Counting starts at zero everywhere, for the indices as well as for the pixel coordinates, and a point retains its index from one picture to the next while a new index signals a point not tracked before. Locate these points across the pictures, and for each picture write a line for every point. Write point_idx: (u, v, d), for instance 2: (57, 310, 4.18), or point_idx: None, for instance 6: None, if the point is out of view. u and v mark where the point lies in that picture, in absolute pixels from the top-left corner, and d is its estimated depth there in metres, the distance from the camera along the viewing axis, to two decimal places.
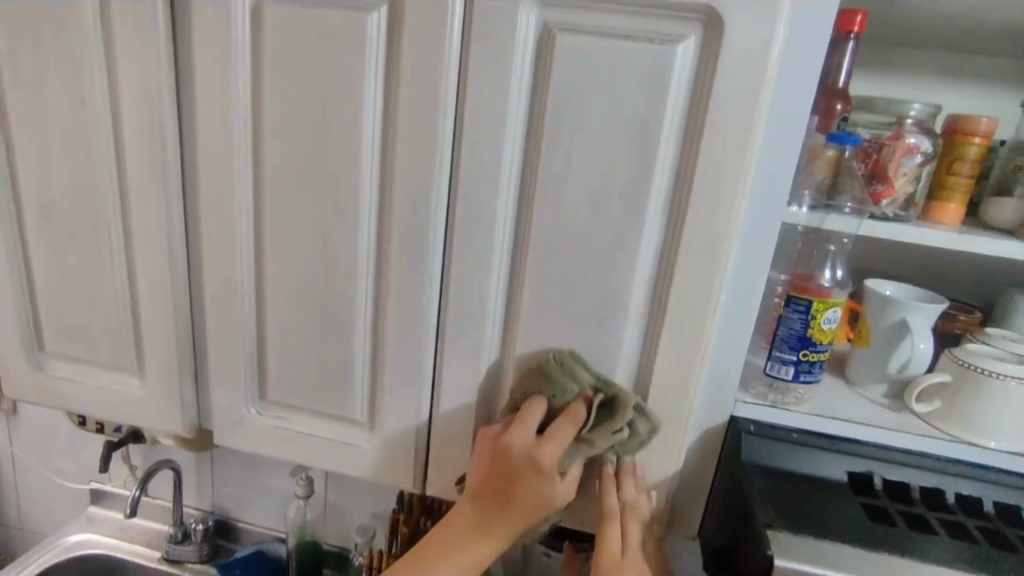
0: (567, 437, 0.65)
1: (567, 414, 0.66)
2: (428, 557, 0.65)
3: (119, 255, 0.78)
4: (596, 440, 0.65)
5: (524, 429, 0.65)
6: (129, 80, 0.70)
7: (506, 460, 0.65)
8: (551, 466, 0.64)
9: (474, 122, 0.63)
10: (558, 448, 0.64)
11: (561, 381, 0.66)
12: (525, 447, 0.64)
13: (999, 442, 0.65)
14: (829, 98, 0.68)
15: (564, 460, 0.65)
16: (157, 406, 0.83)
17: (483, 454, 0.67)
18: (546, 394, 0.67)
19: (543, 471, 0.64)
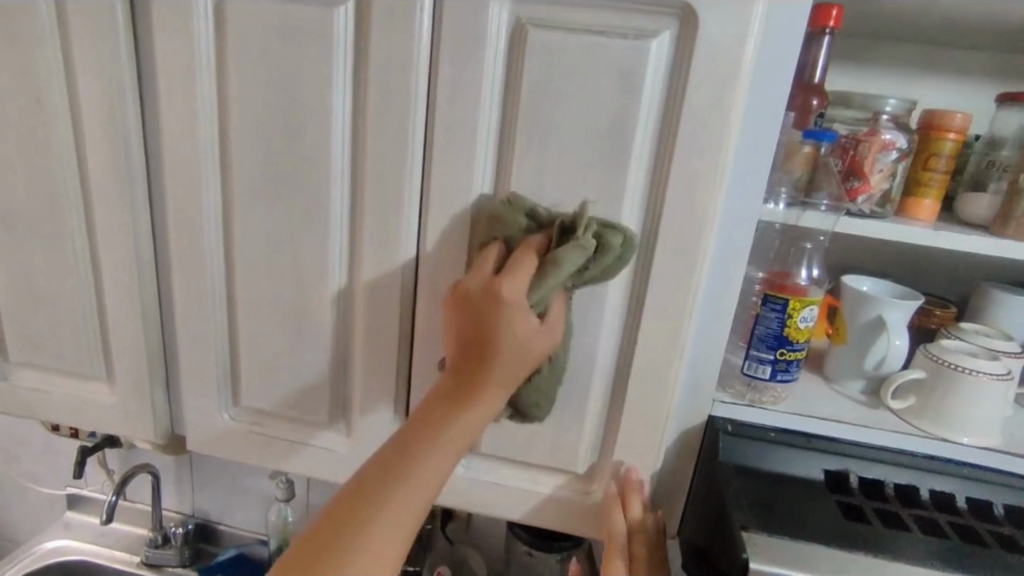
0: (532, 265, 0.57)
1: (523, 248, 0.59)
2: (401, 475, 0.55)
3: (84, 259, 0.76)
4: (564, 257, 0.56)
5: (489, 276, 0.58)
6: (89, 78, 0.68)
7: (462, 298, 0.58)
8: (512, 297, 0.56)
9: (446, 120, 0.62)
10: (519, 278, 0.56)
11: (512, 217, 0.60)
12: (482, 285, 0.57)
13: (971, 438, 0.66)
14: (805, 93, 0.68)
15: (536, 293, 0.57)
16: (127, 412, 0.81)
17: (450, 315, 0.60)
18: (509, 234, 0.61)
19: (503, 302, 0.56)
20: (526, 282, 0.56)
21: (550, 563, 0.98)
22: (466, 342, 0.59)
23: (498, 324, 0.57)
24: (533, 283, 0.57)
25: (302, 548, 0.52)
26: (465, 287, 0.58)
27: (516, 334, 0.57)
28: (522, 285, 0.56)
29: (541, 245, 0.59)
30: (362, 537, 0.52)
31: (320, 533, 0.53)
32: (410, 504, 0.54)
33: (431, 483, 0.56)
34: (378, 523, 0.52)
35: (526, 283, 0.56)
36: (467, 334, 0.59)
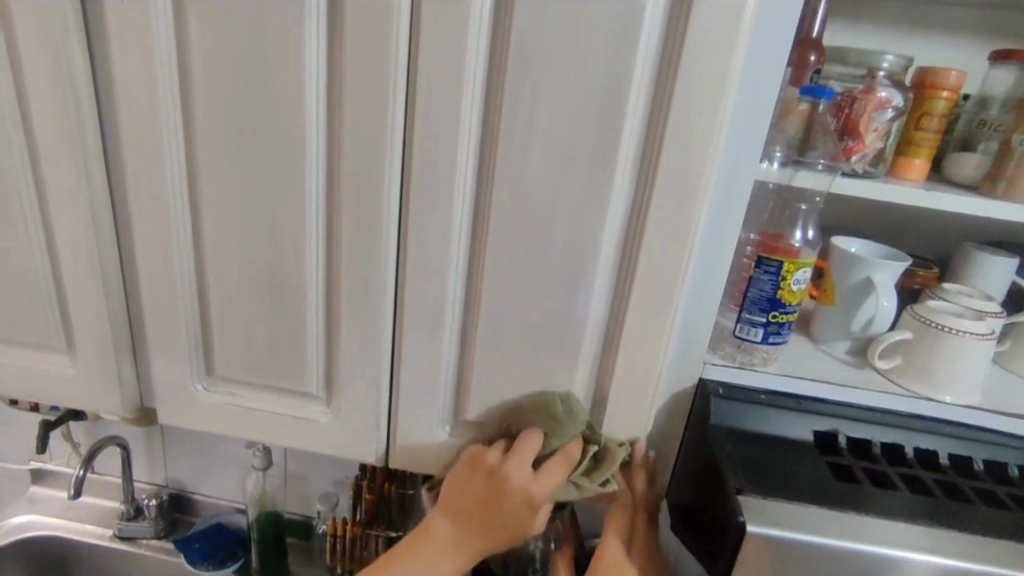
0: (561, 477, 0.67)
1: (562, 456, 0.67)
2: (410, 556, 0.68)
3: (35, 222, 0.70)
4: (588, 481, 0.67)
5: (523, 465, 0.65)
6: (26, 19, 0.61)
7: (496, 492, 0.66)
8: (542, 501, 0.67)
9: (429, 72, 0.57)
10: (555, 481, 0.67)
11: (567, 427, 0.66)
12: (522, 483, 0.66)
13: (955, 397, 0.67)
14: (803, 48, 0.65)
15: (555, 494, 0.68)
16: (92, 386, 0.77)
17: (476, 481, 0.67)
18: (544, 431, 0.67)
19: (535, 502, 0.67)
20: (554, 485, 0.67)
21: (534, 525, 0.98)
22: (487, 524, 0.67)
23: (502, 490, 0.66)
24: (558, 486, 0.67)
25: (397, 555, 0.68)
26: (485, 460, 0.67)
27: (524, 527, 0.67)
28: (523, 477, 0.66)
29: (576, 456, 0.67)
30: (411, 566, 0.67)
31: (383, 558, 0.69)
32: (442, 535, 0.68)
33: (450, 557, 0.68)
34: (408, 567, 0.67)
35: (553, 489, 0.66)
36: (467, 501, 0.67)
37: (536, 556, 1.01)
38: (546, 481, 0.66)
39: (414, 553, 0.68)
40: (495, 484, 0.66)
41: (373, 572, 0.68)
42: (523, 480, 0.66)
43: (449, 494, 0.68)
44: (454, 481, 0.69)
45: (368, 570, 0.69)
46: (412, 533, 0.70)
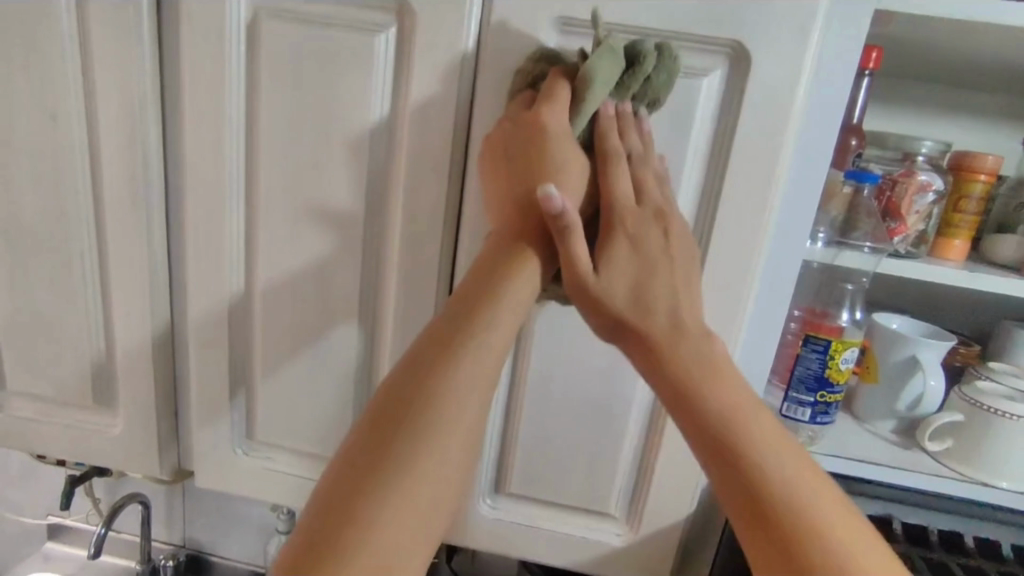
0: (565, 89, 0.52)
1: (551, 74, 0.53)
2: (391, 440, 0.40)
3: (93, 283, 0.72)
4: (589, 87, 0.50)
5: (516, 108, 0.54)
6: (109, 96, 0.65)
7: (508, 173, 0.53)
8: (556, 124, 0.50)
9: (487, 153, 0.60)
10: (560, 107, 0.51)
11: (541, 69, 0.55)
12: (517, 116, 0.53)
13: (1011, 484, 0.65)
14: (843, 134, 0.67)
15: (575, 123, 0.52)
16: (133, 447, 0.77)
17: (495, 152, 0.55)
18: (527, 83, 0.55)
19: (548, 133, 0.50)
20: (565, 107, 0.51)
21: None
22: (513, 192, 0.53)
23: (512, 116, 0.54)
24: (572, 114, 0.52)
25: (371, 429, 0.41)
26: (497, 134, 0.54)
27: (550, 164, 0.51)
28: (563, 115, 0.51)
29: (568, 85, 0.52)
30: (414, 441, 0.41)
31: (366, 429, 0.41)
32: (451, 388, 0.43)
33: (499, 343, 0.46)
34: (468, 349, 0.44)
35: (566, 115, 0.51)
36: (501, 182, 0.54)
37: None
38: (563, 102, 0.51)
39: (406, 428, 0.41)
40: (508, 126, 0.54)
41: (350, 490, 0.39)
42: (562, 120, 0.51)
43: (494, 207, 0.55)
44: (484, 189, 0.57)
45: (336, 483, 0.39)
46: (385, 403, 0.42)
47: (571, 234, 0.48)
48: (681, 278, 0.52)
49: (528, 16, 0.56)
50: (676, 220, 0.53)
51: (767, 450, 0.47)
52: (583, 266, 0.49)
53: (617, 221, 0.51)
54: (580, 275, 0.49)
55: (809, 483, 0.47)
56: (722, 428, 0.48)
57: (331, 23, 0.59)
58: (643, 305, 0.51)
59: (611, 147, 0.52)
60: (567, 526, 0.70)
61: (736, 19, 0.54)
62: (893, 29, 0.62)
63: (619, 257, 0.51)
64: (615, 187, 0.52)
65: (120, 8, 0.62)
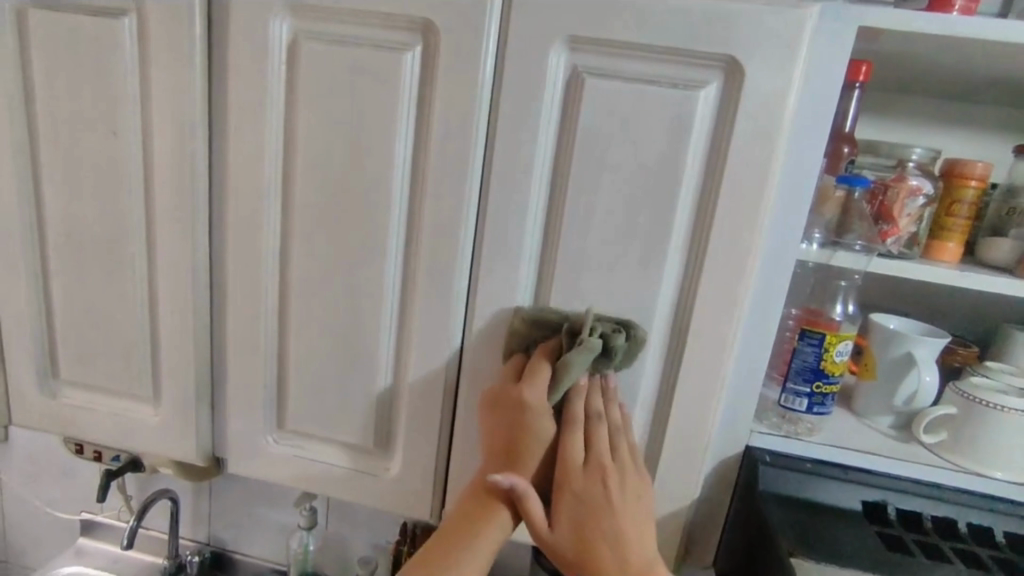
0: (547, 372, 0.64)
1: (540, 351, 0.66)
2: (443, 557, 0.59)
3: (141, 281, 0.78)
4: (568, 364, 0.62)
5: (507, 381, 0.67)
6: (163, 110, 0.72)
7: (499, 406, 0.65)
8: (535, 403, 0.63)
9: (502, 159, 0.66)
10: (540, 388, 0.63)
11: (529, 331, 0.67)
12: (506, 392, 0.65)
13: (1004, 473, 0.68)
14: (836, 141, 0.72)
15: (551, 398, 0.64)
16: (172, 435, 0.83)
17: (486, 410, 0.68)
18: (520, 351, 0.68)
19: (527, 408, 0.63)
20: (544, 387, 0.64)
21: None
22: (499, 447, 0.66)
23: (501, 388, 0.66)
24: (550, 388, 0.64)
25: (418, 564, 0.59)
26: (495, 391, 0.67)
27: (531, 431, 0.64)
28: (543, 390, 0.63)
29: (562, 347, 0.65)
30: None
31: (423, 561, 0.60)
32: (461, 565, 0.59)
33: (480, 559, 0.60)
34: (455, 571, 0.59)
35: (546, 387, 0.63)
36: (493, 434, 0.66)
37: None
38: (544, 379, 0.64)
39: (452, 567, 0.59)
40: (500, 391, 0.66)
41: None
42: (543, 432, 0.64)
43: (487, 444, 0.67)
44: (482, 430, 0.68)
45: (421, 560, 0.60)
46: (446, 527, 0.62)
47: (526, 500, 0.61)
48: (624, 525, 0.61)
49: (542, 34, 0.62)
50: (616, 481, 0.63)
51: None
52: (539, 521, 0.61)
53: (564, 484, 0.62)
54: (540, 532, 0.61)
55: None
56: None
57: (364, 44, 0.66)
58: (585, 549, 0.61)
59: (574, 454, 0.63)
60: None
61: (730, 35, 0.59)
62: (882, 45, 0.67)
63: (564, 516, 0.62)
64: (570, 461, 0.63)
65: (177, 32, 0.69)
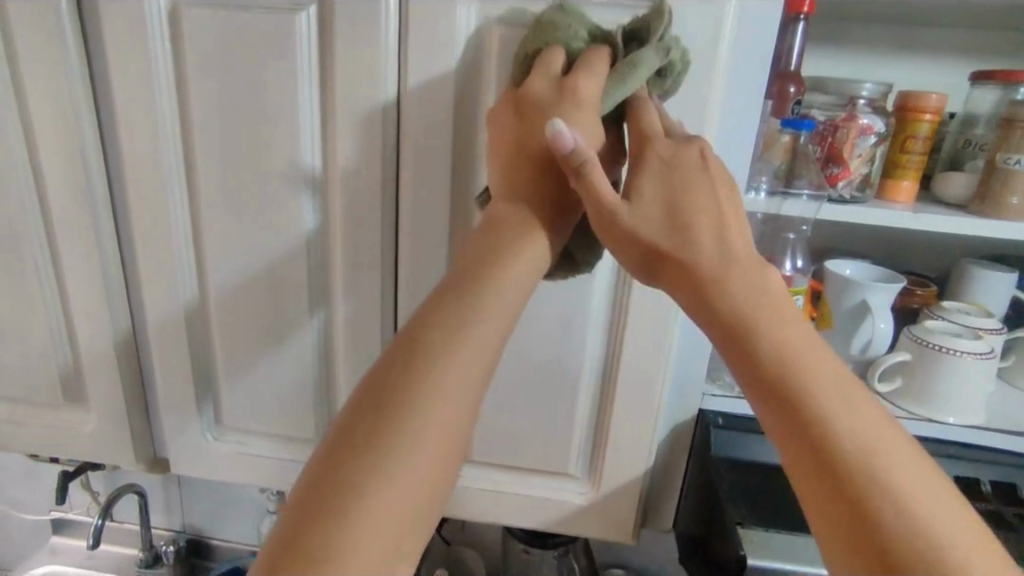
0: (608, 68, 0.48)
1: (591, 50, 0.50)
2: (405, 383, 0.38)
3: (48, 282, 0.72)
4: (641, 52, 0.48)
5: (548, 70, 0.49)
6: (39, 94, 0.64)
7: (529, 104, 0.49)
8: (592, 97, 0.46)
9: (419, 125, 0.60)
10: (599, 78, 0.47)
11: (570, 21, 0.51)
12: (552, 88, 0.48)
13: (956, 418, 0.67)
14: (782, 81, 0.66)
15: (607, 102, 0.47)
16: (106, 440, 0.79)
17: (506, 124, 0.51)
18: (557, 42, 0.51)
19: (580, 100, 0.46)
20: (602, 77, 0.47)
21: (548, 557, 0.93)
22: (528, 147, 0.49)
23: (534, 85, 0.48)
24: (606, 82, 0.47)
25: (347, 431, 0.36)
26: (530, 93, 0.49)
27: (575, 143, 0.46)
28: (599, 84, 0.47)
29: (614, 56, 0.50)
30: (450, 353, 0.39)
31: (408, 340, 0.40)
32: (487, 320, 0.41)
33: (511, 307, 0.43)
34: (500, 280, 0.43)
35: (603, 87, 0.47)
36: (520, 132, 0.49)
37: None
38: (602, 72, 0.48)
39: (436, 360, 0.38)
40: (532, 114, 0.49)
41: (380, 395, 0.37)
42: (596, 138, 0.46)
43: (503, 155, 0.50)
44: (495, 138, 0.51)
45: (366, 391, 0.38)
46: (421, 308, 0.42)
47: (590, 169, 0.44)
48: (725, 213, 0.45)
49: None
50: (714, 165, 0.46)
51: (804, 358, 0.41)
52: (606, 197, 0.44)
53: (646, 150, 0.46)
54: (605, 203, 0.44)
55: (842, 392, 0.41)
56: (786, 386, 0.41)
57: (250, 8, 0.59)
58: (679, 231, 0.44)
59: (650, 131, 0.47)
60: (530, 488, 0.72)
61: None
62: None
63: (650, 179, 0.46)
64: (644, 124, 0.48)
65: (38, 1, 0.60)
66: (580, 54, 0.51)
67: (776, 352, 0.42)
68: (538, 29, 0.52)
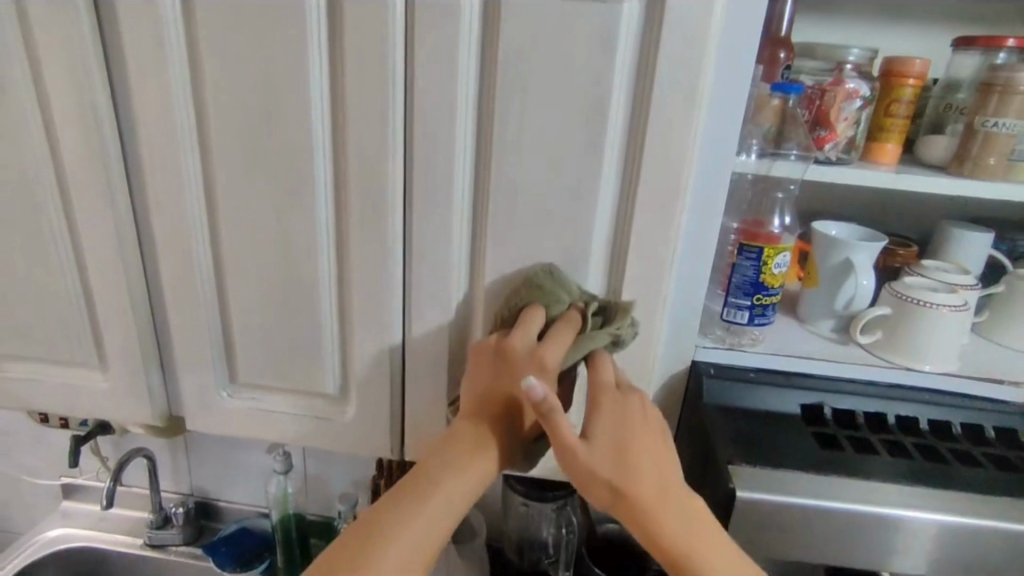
0: (570, 338, 0.63)
1: (564, 321, 0.65)
2: (372, 538, 0.52)
3: (64, 244, 0.74)
4: (597, 334, 0.63)
5: (527, 333, 0.63)
6: (54, 63, 0.66)
7: (507, 353, 0.61)
8: (555, 367, 0.60)
9: (426, 91, 0.63)
10: (561, 348, 0.62)
11: (555, 291, 0.65)
12: (529, 347, 0.62)
13: (932, 366, 0.71)
14: (773, 47, 0.69)
15: (564, 361, 0.62)
16: (124, 398, 0.82)
17: (486, 360, 0.64)
18: (540, 304, 0.66)
19: (547, 372, 0.60)
20: (565, 350, 0.62)
21: (541, 514, 1.00)
22: (500, 394, 0.63)
23: (512, 353, 0.61)
24: (568, 348, 0.63)
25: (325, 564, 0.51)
26: (509, 346, 0.62)
27: (542, 362, 0.60)
28: (561, 352, 0.61)
29: (580, 321, 0.65)
30: (408, 513, 0.54)
31: (378, 506, 0.55)
32: (438, 499, 0.56)
33: (458, 502, 0.57)
34: (450, 480, 0.57)
35: (564, 353, 0.62)
36: (494, 390, 0.64)
37: (549, 542, 1.02)
38: (564, 341, 0.62)
39: (396, 516, 0.54)
40: (506, 362, 0.62)
41: (352, 543, 0.52)
42: (551, 356, 0.60)
43: (481, 387, 0.64)
44: (473, 377, 0.65)
45: (343, 545, 0.52)
46: (389, 496, 0.56)
47: (555, 415, 0.55)
48: (660, 465, 0.57)
49: None
50: (636, 404, 0.60)
51: (699, 550, 0.54)
52: (569, 436, 0.55)
53: (599, 398, 0.59)
54: (569, 443, 0.55)
55: (719, 560, 0.54)
56: (681, 552, 0.55)
57: None
58: (627, 466, 0.56)
59: (602, 377, 0.61)
60: None
61: None
62: None
63: (603, 417, 0.58)
64: (599, 370, 0.62)
65: None
66: (557, 314, 0.65)
67: (675, 540, 0.55)
68: (528, 287, 0.67)
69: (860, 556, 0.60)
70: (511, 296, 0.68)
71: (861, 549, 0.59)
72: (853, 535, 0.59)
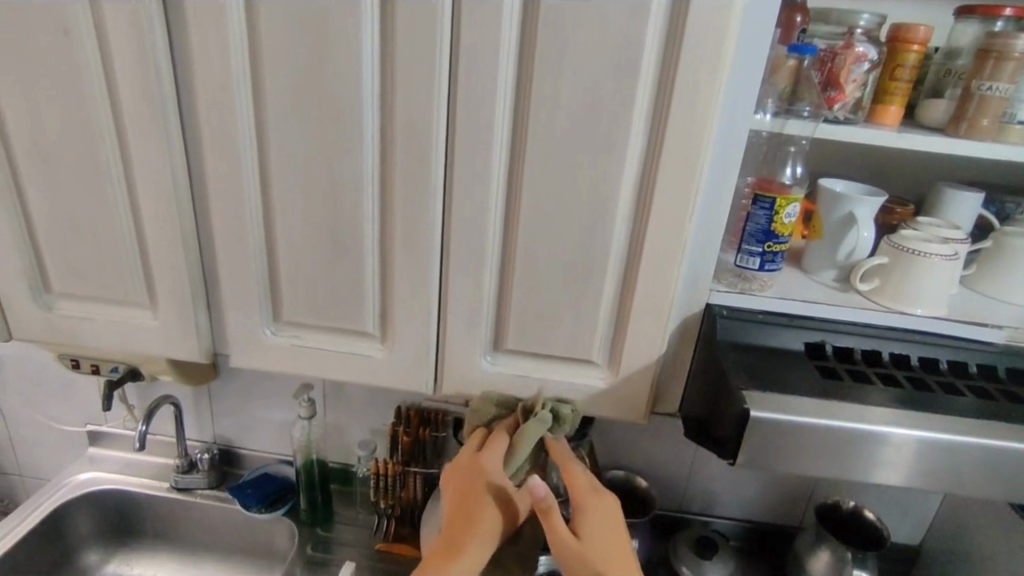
0: (503, 443, 0.80)
1: (499, 430, 0.81)
2: None
3: (121, 188, 0.79)
4: (524, 430, 0.78)
5: (468, 451, 0.81)
6: (116, 12, 0.69)
7: (457, 466, 0.81)
8: (494, 465, 0.79)
9: (470, 45, 0.67)
10: (496, 452, 0.79)
11: (489, 410, 0.83)
12: (469, 459, 0.81)
13: (922, 309, 0.78)
14: (790, 11, 0.74)
15: (507, 465, 0.80)
16: (173, 337, 0.87)
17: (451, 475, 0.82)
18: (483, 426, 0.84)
19: (488, 468, 0.78)
20: (498, 453, 0.79)
21: None
22: None
23: (462, 462, 0.80)
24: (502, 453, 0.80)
25: None
26: (459, 462, 0.81)
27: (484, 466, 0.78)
28: (496, 456, 0.79)
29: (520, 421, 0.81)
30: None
31: None
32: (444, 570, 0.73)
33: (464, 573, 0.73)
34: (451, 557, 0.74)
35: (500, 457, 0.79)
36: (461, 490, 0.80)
37: None
38: (499, 446, 0.80)
39: None
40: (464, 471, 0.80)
41: None
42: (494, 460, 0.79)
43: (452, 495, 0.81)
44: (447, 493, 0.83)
45: None
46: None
47: (551, 510, 0.74)
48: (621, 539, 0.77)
49: None
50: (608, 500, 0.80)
51: None
52: (566, 535, 0.73)
53: (579, 500, 0.78)
54: (563, 536, 0.73)
55: None
56: None
57: None
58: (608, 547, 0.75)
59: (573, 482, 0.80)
60: (556, 372, 0.83)
61: None
62: None
63: (593, 522, 0.77)
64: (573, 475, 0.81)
65: None
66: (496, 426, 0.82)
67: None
68: (475, 413, 0.84)
69: (855, 468, 0.67)
70: (472, 418, 0.85)
71: (856, 464, 0.67)
72: (851, 449, 0.66)
